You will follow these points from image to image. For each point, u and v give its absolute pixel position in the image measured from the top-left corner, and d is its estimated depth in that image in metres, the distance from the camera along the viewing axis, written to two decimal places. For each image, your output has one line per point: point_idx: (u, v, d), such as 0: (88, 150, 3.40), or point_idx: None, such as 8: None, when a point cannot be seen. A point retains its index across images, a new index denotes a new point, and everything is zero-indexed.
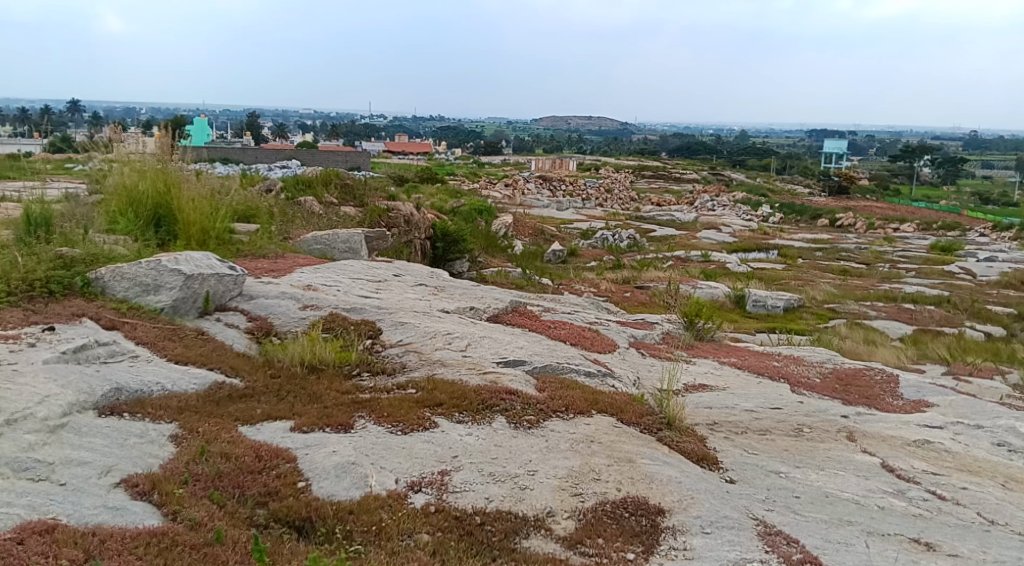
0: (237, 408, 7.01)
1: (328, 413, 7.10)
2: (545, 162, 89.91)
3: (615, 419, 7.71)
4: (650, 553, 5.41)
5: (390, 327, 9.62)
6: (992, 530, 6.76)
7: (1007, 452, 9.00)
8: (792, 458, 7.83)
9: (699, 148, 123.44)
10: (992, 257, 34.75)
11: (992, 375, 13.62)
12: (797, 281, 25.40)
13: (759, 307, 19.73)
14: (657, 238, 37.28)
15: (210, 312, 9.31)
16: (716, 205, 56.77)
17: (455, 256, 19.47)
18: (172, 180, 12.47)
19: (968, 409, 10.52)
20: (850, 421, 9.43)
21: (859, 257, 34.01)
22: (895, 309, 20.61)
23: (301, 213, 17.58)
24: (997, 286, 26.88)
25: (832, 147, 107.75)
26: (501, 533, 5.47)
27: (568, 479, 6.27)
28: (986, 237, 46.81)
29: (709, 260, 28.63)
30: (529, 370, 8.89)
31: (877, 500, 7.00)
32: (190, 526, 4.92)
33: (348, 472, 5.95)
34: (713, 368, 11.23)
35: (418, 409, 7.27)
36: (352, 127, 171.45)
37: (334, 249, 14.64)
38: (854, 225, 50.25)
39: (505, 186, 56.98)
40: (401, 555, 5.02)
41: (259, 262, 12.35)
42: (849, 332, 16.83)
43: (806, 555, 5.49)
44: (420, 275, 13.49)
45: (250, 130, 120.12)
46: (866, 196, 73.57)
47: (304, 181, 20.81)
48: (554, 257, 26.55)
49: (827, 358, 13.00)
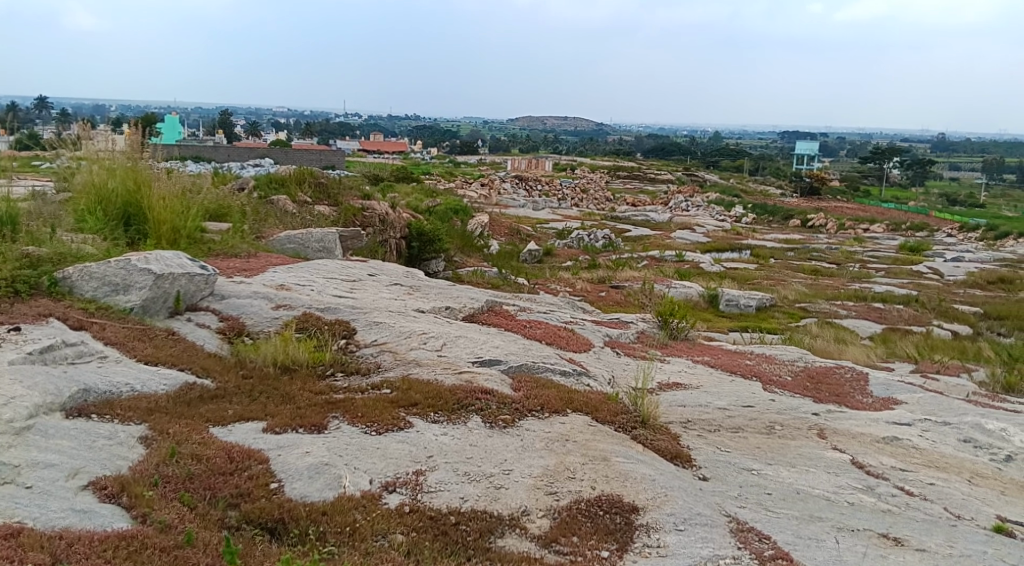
0: (207, 409, 6.92)
1: (302, 414, 7.05)
2: (521, 162, 90.23)
3: (589, 417, 7.75)
4: (624, 551, 5.43)
5: (364, 327, 9.57)
6: (958, 525, 6.90)
7: (973, 448, 9.18)
8: (763, 456, 7.92)
9: (672, 149, 124.31)
10: (958, 258, 35.53)
11: (959, 372, 13.91)
12: (770, 280, 25.72)
13: (732, 307, 19.98)
14: (633, 238, 37.55)
15: (180, 312, 9.19)
16: (690, 206, 57.32)
17: (430, 256, 19.25)
18: (142, 178, 12.29)
19: (936, 406, 10.72)
20: (820, 419, 9.56)
21: (830, 257, 34.55)
22: (864, 308, 20.98)
23: (274, 212, 17.43)
24: (962, 285, 27.48)
25: (804, 149, 109.07)
26: (476, 532, 5.46)
27: (543, 478, 6.28)
28: (953, 237, 47.83)
29: (683, 260, 28.89)
30: (504, 370, 8.90)
31: (847, 497, 7.11)
32: (159, 528, 4.86)
33: (322, 473, 5.91)
34: (686, 367, 11.33)
35: (392, 409, 7.24)
36: (326, 126, 169.74)
37: (307, 248, 14.51)
38: (826, 225, 51.01)
39: (481, 185, 57.03)
40: (375, 556, 5.00)
41: (231, 261, 12.21)
42: (819, 331, 17.08)
43: (778, 552, 5.55)
44: (395, 274, 13.43)
45: (224, 128, 119.38)
46: (836, 197, 74.84)
47: (277, 180, 20.63)
48: (530, 257, 26.60)
49: (799, 356, 13.18)
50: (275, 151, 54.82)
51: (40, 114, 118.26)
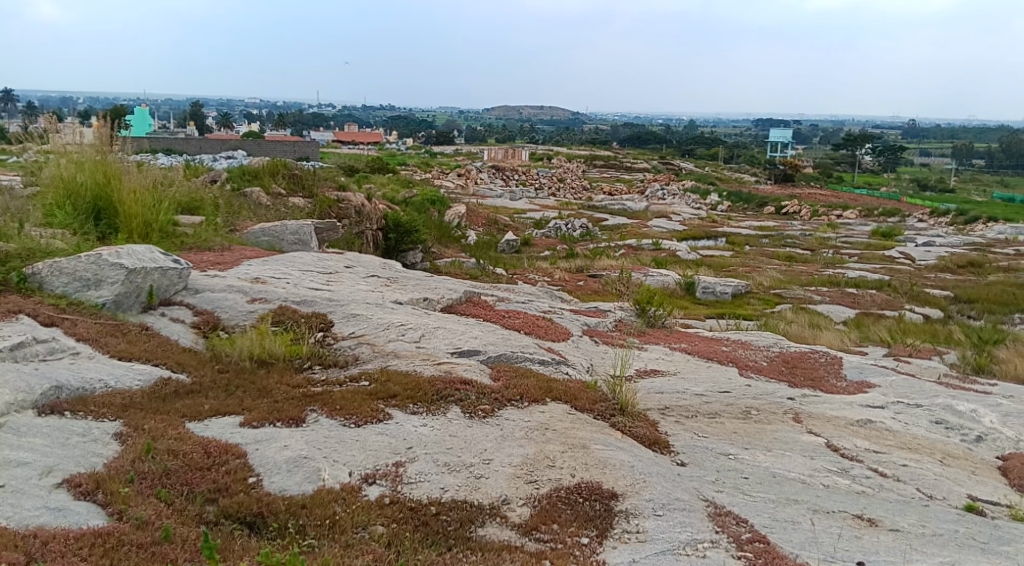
0: (183, 404, 6.84)
1: (279, 407, 7.00)
2: (498, 151, 90.23)
3: (569, 406, 7.79)
4: (604, 537, 5.47)
5: (341, 319, 9.51)
6: (930, 504, 7.03)
7: (945, 430, 9.36)
8: (740, 440, 8.01)
9: (648, 138, 124.53)
10: (929, 242, 36.12)
11: (930, 355, 14.17)
12: (745, 267, 25.95)
13: (708, 294, 20.17)
14: (610, 227, 37.66)
15: (154, 307, 9.07)
16: (666, 194, 57.60)
17: (407, 247, 19.06)
18: (112, 171, 12.08)
19: (908, 389, 10.92)
20: (795, 403, 9.69)
21: (804, 243, 34.97)
22: (838, 293, 21.27)
23: (248, 205, 17.22)
24: (933, 270, 27.91)
25: (778, 136, 109.79)
26: (457, 522, 5.47)
27: (522, 466, 6.31)
28: (924, 222, 48.60)
29: (660, 248, 29.07)
30: (483, 360, 8.90)
31: (823, 479, 7.22)
32: (136, 525, 4.80)
33: (301, 467, 5.88)
34: (664, 354, 11.42)
35: (371, 401, 7.20)
36: (300, 117, 168.69)
37: (282, 240, 14.39)
38: (799, 212, 51.60)
39: (458, 176, 56.84)
40: (356, 548, 4.98)
41: (204, 254, 12.06)
42: (794, 316, 17.30)
43: (755, 535, 5.63)
44: (372, 266, 13.36)
45: (195, 120, 117.71)
46: (810, 184, 75.70)
47: (251, 172, 20.42)
48: (508, 247, 26.60)
49: (774, 342, 13.34)
50: (247, 143, 54.18)
51: (6, 107, 115.94)
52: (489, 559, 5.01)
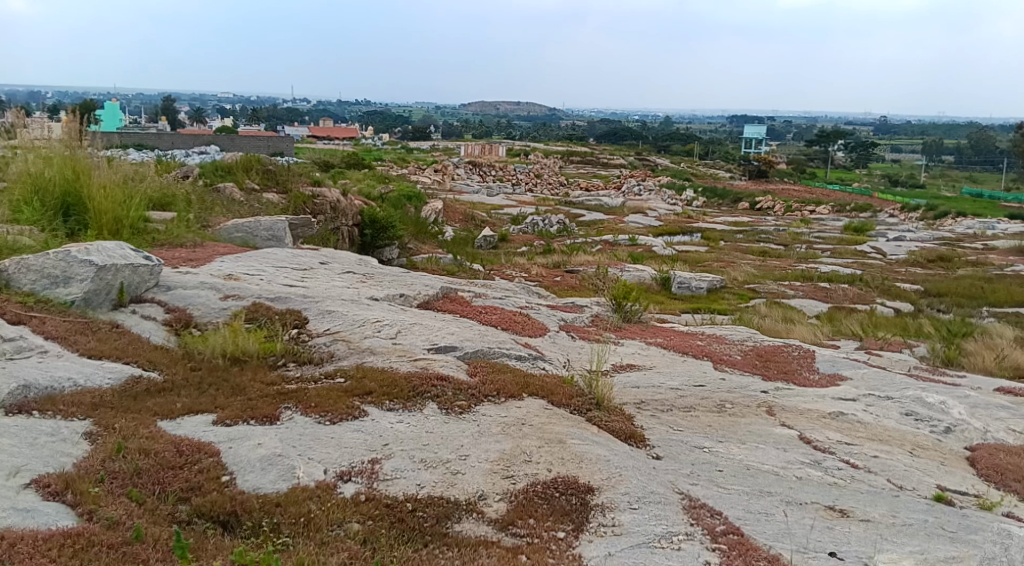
0: (155, 402, 6.75)
1: (253, 405, 6.93)
2: (475, 147, 89.99)
3: (546, 401, 7.81)
4: (580, 531, 5.49)
5: (317, 316, 9.44)
6: (900, 495, 7.15)
7: (914, 421, 9.52)
8: (715, 434, 8.09)
9: (625, 134, 124.76)
10: (899, 237, 36.69)
11: (901, 348, 14.41)
12: (720, 262, 26.16)
13: (684, 289, 20.30)
14: (586, 223, 37.80)
15: (125, 304, 8.91)
16: (643, 190, 57.86)
17: (383, 243, 18.92)
18: (81, 166, 11.90)
19: (879, 381, 11.09)
20: (769, 396, 9.80)
21: (778, 238, 35.37)
22: (811, 287, 21.54)
23: (221, 201, 17.02)
24: (904, 264, 28.35)
25: (751, 133, 110.66)
26: (433, 519, 5.46)
27: (499, 462, 6.31)
28: (895, 217, 49.34)
29: (636, 244, 29.23)
30: (460, 356, 8.89)
31: (796, 471, 7.30)
32: (107, 525, 4.73)
33: (275, 465, 5.84)
34: (640, 349, 11.49)
35: (347, 399, 7.16)
36: (275, 112, 167.02)
37: (256, 237, 14.22)
38: (773, 207, 52.18)
39: (435, 171, 56.64)
40: (331, 546, 4.94)
41: (176, 251, 11.89)
42: (768, 311, 17.49)
43: (728, 527, 5.67)
44: (348, 262, 13.29)
45: (167, 116, 116.09)
46: (784, 179, 76.54)
47: (224, 168, 20.19)
48: (485, 243, 26.53)
49: (748, 336, 13.48)
50: (220, 138, 53.59)
51: None
52: (465, 555, 5.00)
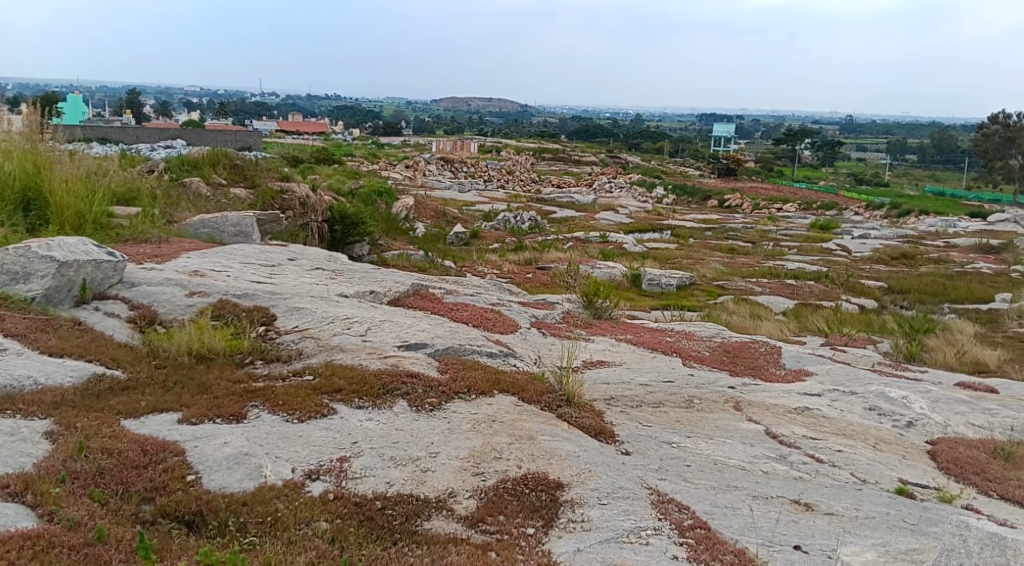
0: (118, 401, 6.62)
1: (219, 403, 6.84)
2: (446, 142, 89.80)
3: (516, 398, 7.82)
4: (550, 527, 5.51)
5: (285, 313, 9.34)
6: (864, 488, 7.29)
7: (877, 416, 9.71)
8: (683, 429, 8.17)
9: (596, 131, 125.29)
10: (864, 235, 37.33)
11: (865, 344, 14.70)
12: (689, 260, 26.41)
13: (654, 286, 20.46)
14: (557, 220, 37.92)
15: (87, 301, 8.72)
16: (614, 187, 58.21)
17: (354, 239, 18.78)
18: (43, 160, 11.65)
19: (844, 377, 11.30)
20: (736, 392, 9.92)
21: (746, 235, 35.83)
22: (778, 284, 21.85)
23: (187, 195, 16.70)
24: (869, 261, 28.87)
25: (721, 132, 111.83)
26: (402, 516, 5.44)
27: (469, 458, 6.31)
28: (860, 215, 50.22)
29: (607, 241, 29.38)
30: (431, 353, 8.85)
31: (762, 465, 7.41)
32: (68, 526, 4.63)
33: (241, 464, 5.77)
34: (610, 345, 11.54)
35: (315, 396, 7.10)
36: (243, 106, 164.74)
37: (223, 232, 14.01)
38: (742, 205, 52.83)
39: (406, 167, 56.34)
40: (298, 545, 4.89)
41: (141, 246, 11.67)
42: (736, 307, 17.71)
43: (696, 521, 5.73)
44: (317, 259, 13.15)
45: (131, 109, 113.97)
46: (751, 178, 77.47)
47: (190, 162, 19.85)
48: (456, 240, 26.43)
49: (716, 332, 13.63)
50: (187, 133, 52.75)
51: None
52: (434, 552, 4.98)
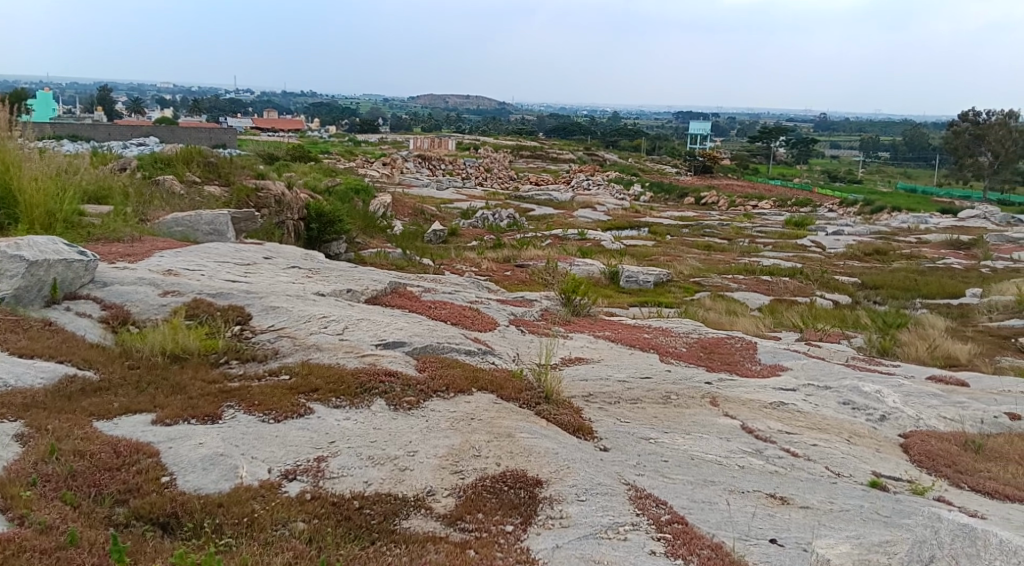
0: (91, 402, 6.53)
1: (194, 404, 6.77)
2: (424, 140, 89.48)
3: (494, 395, 7.82)
4: (529, 524, 5.52)
5: (260, 312, 9.26)
6: (838, 482, 7.38)
7: (852, 410, 9.84)
8: (660, 425, 8.23)
9: (574, 128, 125.55)
10: (838, 231, 37.79)
11: (839, 339, 14.89)
12: (666, 256, 26.56)
13: (631, 283, 20.52)
14: (535, 217, 37.97)
15: (58, 301, 8.57)
16: (592, 185, 58.38)
17: (330, 237, 18.64)
18: (11, 158, 11.43)
19: (818, 371, 11.44)
20: (713, 387, 10.00)
21: (721, 232, 36.14)
22: (753, 280, 22.07)
23: (160, 193, 16.42)
24: (842, 257, 29.26)
25: (697, 130, 112.69)
26: (381, 516, 5.42)
27: (447, 457, 6.30)
28: (834, 212, 50.85)
29: (585, 238, 29.45)
30: (409, 351, 8.81)
31: (738, 460, 7.48)
32: (39, 529, 4.56)
33: (217, 464, 5.71)
34: (588, 342, 11.58)
35: (292, 396, 7.05)
36: (217, 103, 162.81)
37: (197, 231, 13.85)
38: (718, 203, 53.27)
39: (383, 165, 56.07)
40: (275, 546, 4.85)
41: (113, 245, 11.48)
42: (712, 304, 17.85)
43: (673, 516, 5.77)
44: (293, 257, 13.02)
45: (102, 106, 112.22)
46: (727, 175, 78.17)
47: (163, 160, 19.57)
48: (434, 238, 26.36)
49: (693, 328, 13.73)
50: (160, 130, 52.01)
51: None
52: (412, 551, 4.97)
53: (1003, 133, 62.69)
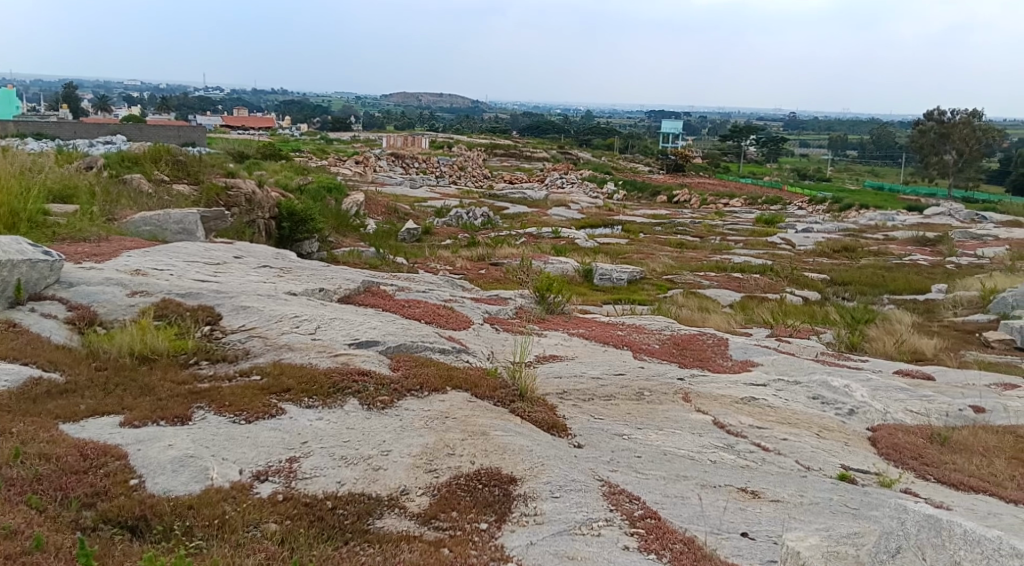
0: (56, 405, 6.40)
1: (163, 405, 6.68)
2: (396, 137, 88.93)
3: (468, 394, 7.82)
4: (503, 521, 5.53)
5: (231, 311, 9.16)
6: (808, 475, 7.49)
7: (821, 405, 10.00)
8: (634, 421, 8.29)
9: (547, 127, 125.87)
10: (807, 228, 38.33)
11: (808, 335, 15.12)
12: (640, 254, 26.76)
13: (605, 281, 20.64)
14: (509, 216, 37.98)
15: (22, 302, 8.42)
16: (566, 183, 58.58)
17: (302, 237, 18.46)
18: None
19: (788, 367, 11.60)
20: (685, 383, 10.10)
21: (693, 230, 36.48)
22: (725, 277, 22.31)
23: (127, 192, 16.16)
24: (812, 254, 29.71)
25: (669, 128, 113.58)
26: (354, 516, 5.39)
27: (422, 456, 6.27)
28: (803, 209, 51.58)
29: (559, 236, 29.57)
30: (382, 350, 8.77)
31: (710, 455, 7.57)
32: (3, 535, 4.46)
33: (186, 466, 5.63)
34: (562, 339, 11.63)
35: (263, 397, 6.98)
36: (186, 100, 160.61)
37: (166, 230, 13.67)
38: (690, 201, 53.75)
39: (356, 163, 55.75)
40: (246, 548, 4.80)
41: (79, 245, 11.28)
42: (685, 301, 18.02)
43: (646, 511, 5.81)
44: (264, 257, 12.89)
45: (68, 103, 110.16)
46: (700, 173, 78.84)
47: (130, 158, 19.26)
48: (408, 236, 26.28)
49: (666, 325, 13.85)
50: (127, 127, 51.05)
51: None
52: (386, 550, 4.95)
53: (966, 131, 64.25)
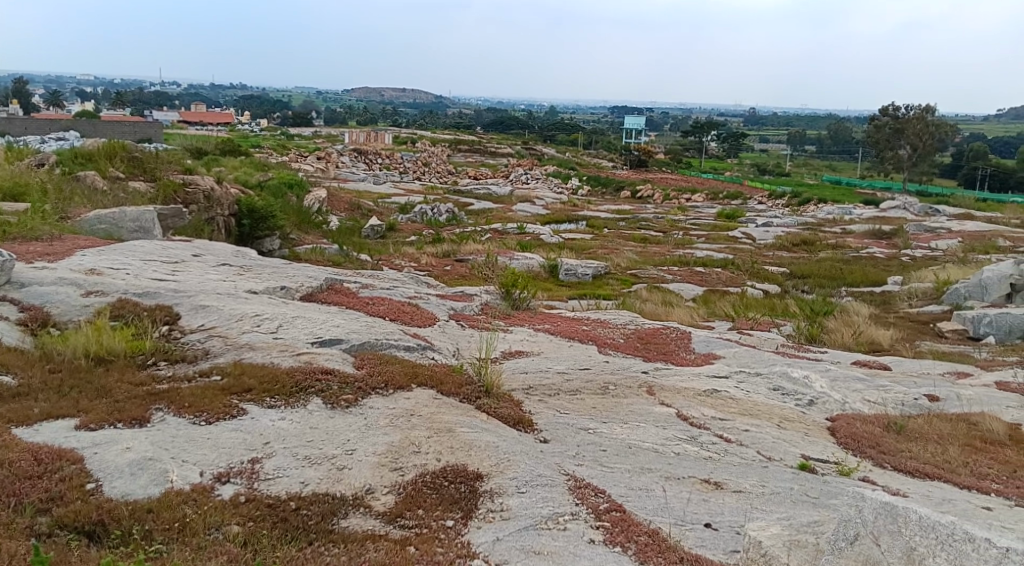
0: (8, 409, 6.22)
1: (121, 407, 6.54)
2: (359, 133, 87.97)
3: (434, 391, 7.79)
4: (469, 518, 5.52)
5: (189, 311, 8.99)
6: (769, 465, 7.63)
7: (781, 396, 10.18)
8: (599, 415, 8.35)
9: (511, 123, 125.78)
10: (767, 222, 38.93)
11: (769, 327, 15.39)
12: (604, 249, 26.96)
13: (570, 276, 20.74)
14: (474, 212, 37.84)
15: None
16: (530, 178, 58.63)
17: (263, 234, 18.22)
18: None
19: (750, 359, 11.79)
20: (649, 377, 10.20)
21: (656, 225, 36.83)
22: (687, 272, 22.58)
23: (80, 189, 15.75)
24: (772, 248, 30.20)
25: (632, 125, 114.39)
26: (318, 516, 5.33)
27: (387, 454, 6.23)
28: (764, 204, 52.39)
29: (523, 231, 29.64)
30: (346, 348, 8.70)
31: (674, 447, 7.66)
32: None
33: (145, 469, 5.52)
34: (528, 335, 11.66)
35: (224, 397, 6.87)
36: (142, 95, 157.11)
37: (122, 228, 13.35)
38: (653, 196, 54.21)
39: (318, 159, 55.14)
40: (208, 551, 4.73)
41: (30, 244, 10.95)
42: (649, 295, 18.20)
43: (612, 504, 5.87)
44: (224, 255, 12.68)
45: (17, 98, 106.91)
46: (662, 168, 79.56)
47: (84, 155, 18.76)
48: (372, 233, 26.09)
49: (630, 319, 13.97)
50: (80, 123, 49.85)
51: None
52: (351, 550, 4.92)
53: (920, 127, 65.38)
